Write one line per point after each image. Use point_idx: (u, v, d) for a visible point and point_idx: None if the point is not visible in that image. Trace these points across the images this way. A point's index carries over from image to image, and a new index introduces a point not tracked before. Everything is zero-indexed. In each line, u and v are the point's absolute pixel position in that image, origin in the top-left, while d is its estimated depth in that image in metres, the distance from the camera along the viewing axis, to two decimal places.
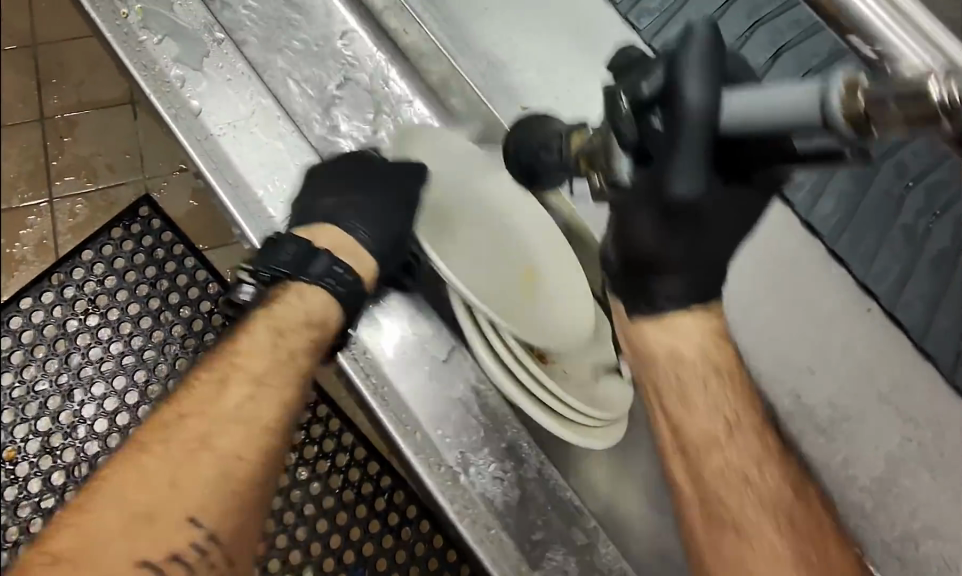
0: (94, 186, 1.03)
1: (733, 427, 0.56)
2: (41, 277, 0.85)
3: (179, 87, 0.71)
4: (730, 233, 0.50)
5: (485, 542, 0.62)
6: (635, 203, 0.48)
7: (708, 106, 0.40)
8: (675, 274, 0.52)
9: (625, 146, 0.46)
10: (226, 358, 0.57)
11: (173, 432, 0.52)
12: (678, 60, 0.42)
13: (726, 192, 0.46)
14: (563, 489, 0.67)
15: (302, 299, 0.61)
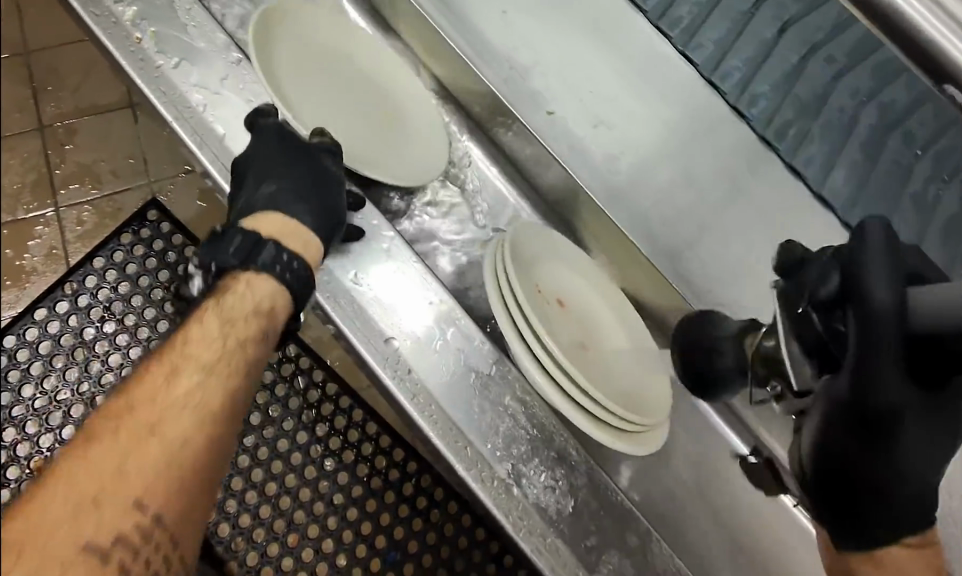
0: (99, 192, 1.05)
1: None
2: (54, 287, 0.78)
3: (201, 112, 0.65)
4: (943, 447, 0.41)
5: (542, 550, 0.60)
6: (830, 416, 0.40)
7: (901, 310, 0.35)
8: (892, 510, 0.42)
9: (810, 348, 0.40)
10: (170, 345, 0.47)
11: (119, 419, 0.41)
12: (861, 262, 0.37)
13: (934, 393, 0.39)
14: (614, 490, 0.65)
15: (251, 289, 0.53)
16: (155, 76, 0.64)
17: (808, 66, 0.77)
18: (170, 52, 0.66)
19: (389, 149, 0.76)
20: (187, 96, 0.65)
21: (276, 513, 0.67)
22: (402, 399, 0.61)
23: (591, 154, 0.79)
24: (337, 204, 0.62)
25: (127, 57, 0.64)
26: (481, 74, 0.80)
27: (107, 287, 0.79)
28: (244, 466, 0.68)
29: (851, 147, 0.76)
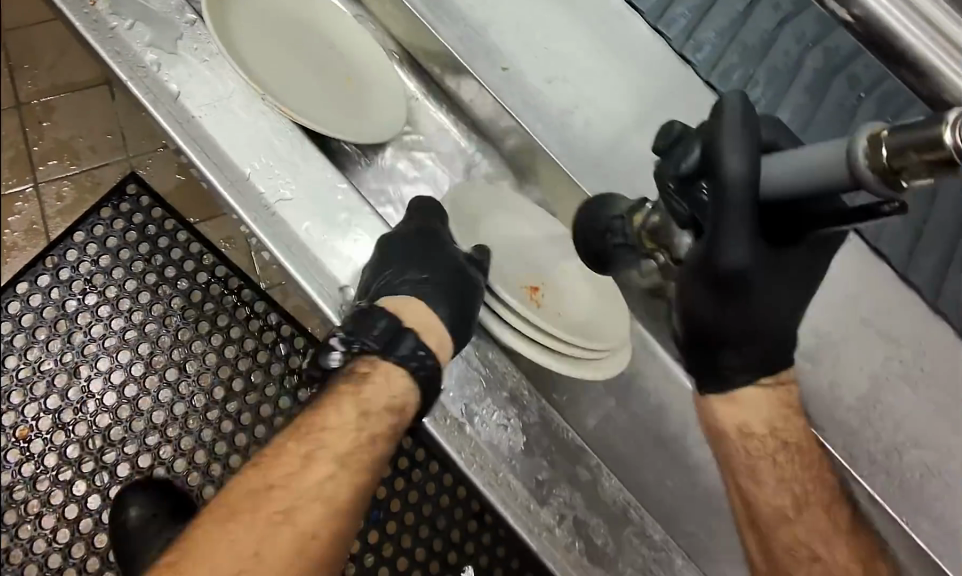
0: (77, 167, 1.10)
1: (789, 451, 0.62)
2: (36, 262, 1.03)
3: (157, 71, 0.66)
4: (787, 303, 0.57)
5: (494, 485, 0.63)
6: (692, 279, 0.55)
7: (746, 178, 0.48)
8: (736, 350, 0.58)
9: (683, 219, 0.55)
10: (315, 424, 0.59)
11: (261, 503, 0.56)
12: (718, 140, 0.50)
13: (774, 258, 0.53)
14: (563, 428, 0.68)
15: (388, 381, 0.61)
16: (110, 39, 0.66)
17: (755, 12, 0.79)
18: (125, 14, 0.67)
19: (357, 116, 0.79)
20: (144, 56, 0.66)
21: None
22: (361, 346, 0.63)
23: (545, 108, 0.81)
24: (470, 311, 0.67)
25: (85, 22, 0.65)
26: (440, 37, 0.82)
27: (87, 260, 1.04)
28: None
29: (796, 91, 0.78)
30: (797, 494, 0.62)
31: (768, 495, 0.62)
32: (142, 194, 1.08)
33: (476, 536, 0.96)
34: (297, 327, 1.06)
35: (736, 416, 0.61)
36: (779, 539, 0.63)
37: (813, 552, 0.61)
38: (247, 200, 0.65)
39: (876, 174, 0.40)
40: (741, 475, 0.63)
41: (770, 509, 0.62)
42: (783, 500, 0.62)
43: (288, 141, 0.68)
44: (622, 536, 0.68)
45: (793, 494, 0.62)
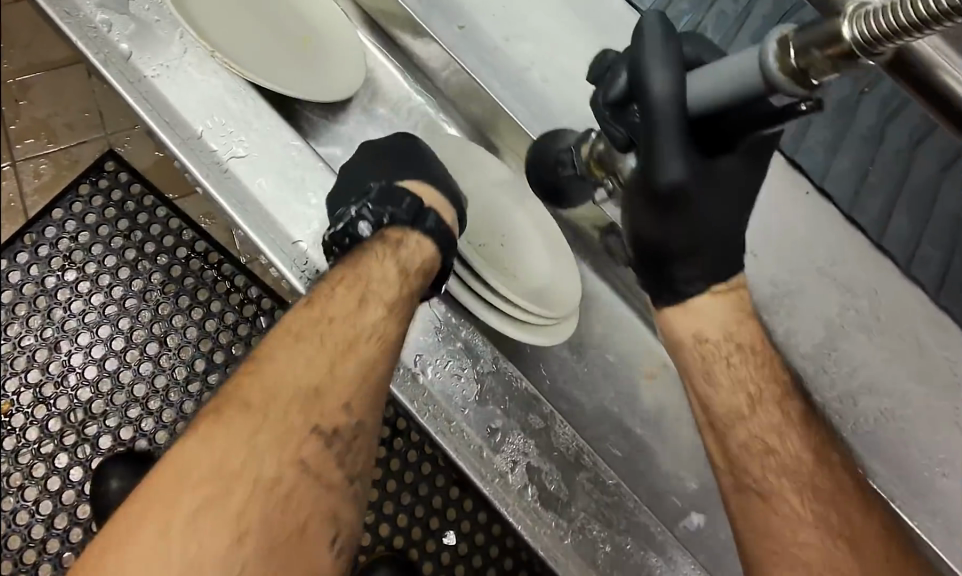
0: (54, 145, 1.14)
1: (754, 401, 0.64)
2: (15, 240, 1.03)
3: (108, 33, 0.68)
4: (723, 209, 0.60)
5: (447, 434, 0.68)
6: (635, 195, 0.59)
7: (672, 96, 0.51)
8: (686, 257, 0.63)
9: (619, 142, 0.58)
10: (357, 275, 0.66)
11: (325, 331, 0.62)
12: (641, 61, 0.52)
13: (709, 168, 0.57)
14: (517, 378, 0.72)
15: (420, 249, 0.69)
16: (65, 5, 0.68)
17: None
18: None
19: (311, 77, 0.80)
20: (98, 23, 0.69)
21: None
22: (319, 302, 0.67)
23: (503, 66, 0.82)
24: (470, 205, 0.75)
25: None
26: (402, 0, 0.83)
27: (65, 237, 1.04)
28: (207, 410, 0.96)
29: (742, 37, 0.79)
30: (751, 393, 0.64)
31: (722, 398, 0.65)
32: (120, 170, 1.07)
33: (456, 502, 0.99)
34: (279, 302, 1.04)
35: (692, 326, 0.65)
36: (734, 435, 0.64)
37: (766, 445, 0.63)
38: (200, 159, 0.68)
39: (788, 78, 0.43)
40: (697, 377, 0.66)
41: (726, 409, 0.64)
42: (737, 399, 0.64)
43: (242, 100, 0.70)
44: (575, 481, 0.72)
45: (747, 392, 0.64)
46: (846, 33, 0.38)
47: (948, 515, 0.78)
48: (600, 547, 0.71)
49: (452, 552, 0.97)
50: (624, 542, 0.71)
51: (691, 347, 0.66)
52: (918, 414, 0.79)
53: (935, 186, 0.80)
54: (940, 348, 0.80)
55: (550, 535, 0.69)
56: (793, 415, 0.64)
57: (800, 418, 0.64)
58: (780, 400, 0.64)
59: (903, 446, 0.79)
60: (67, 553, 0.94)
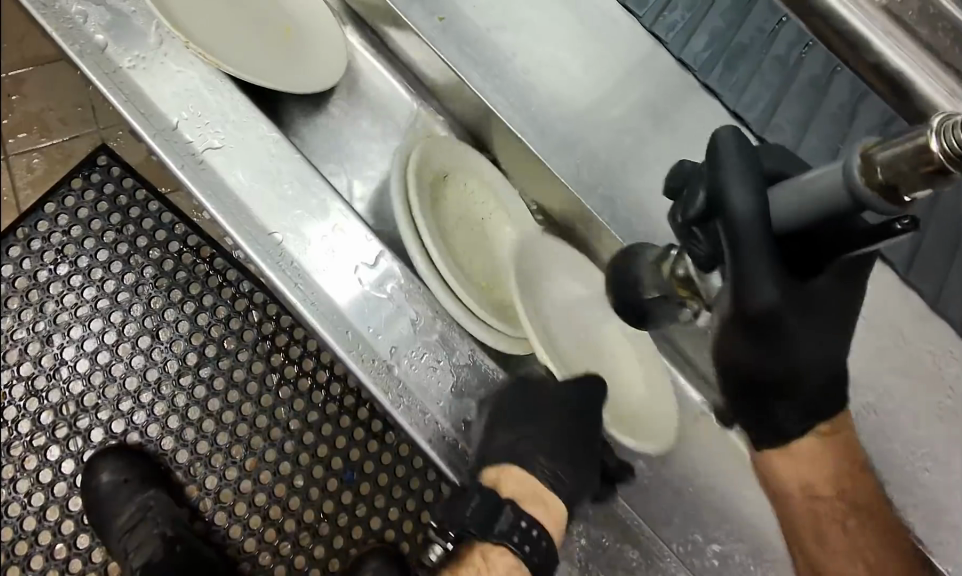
0: (48, 139, 1.14)
1: (873, 567, 0.61)
2: (7, 234, 1.02)
3: (82, 22, 0.70)
4: (822, 340, 0.54)
5: (422, 427, 0.69)
6: (721, 328, 0.53)
7: (755, 214, 0.46)
8: (784, 395, 0.55)
9: (704, 260, 0.54)
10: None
11: None
12: (721, 177, 0.49)
13: (804, 294, 0.51)
14: (494, 372, 0.73)
15: (489, 564, 0.67)
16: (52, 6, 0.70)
17: None
18: None
19: (301, 69, 0.82)
20: (84, 25, 0.70)
21: (233, 439, 0.97)
22: (287, 291, 0.68)
23: (488, 57, 0.82)
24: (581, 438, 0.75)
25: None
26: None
27: (58, 231, 1.03)
28: (198, 417, 0.98)
29: (712, 15, 0.80)
30: (869, 560, 0.61)
31: (838, 562, 0.62)
32: (112, 164, 1.07)
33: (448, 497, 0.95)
34: (270, 295, 1.05)
35: (801, 476, 0.61)
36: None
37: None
38: (172, 147, 0.70)
39: (874, 194, 0.38)
40: (806, 541, 0.64)
41: (836, 572, 0.62)
42: (854, 567, 0.61)
43: (220, 92, 0.72)
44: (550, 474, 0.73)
45: (865, 559, 0.61)
46: (935, 148, 0.34)
47: (929, 507, 0.78)
48: (576, 540, 0.74)
49: None
50: (599, 536, 0.75)
51: (800, 500, 0.62)
52: (899, 408, 0.79)
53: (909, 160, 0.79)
54: (923, 342, 0.80)
55: None
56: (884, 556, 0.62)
57: (907, 573, 0.62)
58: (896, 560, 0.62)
59: (886, 441, 0.79)
60: (59, 544, 0.94)
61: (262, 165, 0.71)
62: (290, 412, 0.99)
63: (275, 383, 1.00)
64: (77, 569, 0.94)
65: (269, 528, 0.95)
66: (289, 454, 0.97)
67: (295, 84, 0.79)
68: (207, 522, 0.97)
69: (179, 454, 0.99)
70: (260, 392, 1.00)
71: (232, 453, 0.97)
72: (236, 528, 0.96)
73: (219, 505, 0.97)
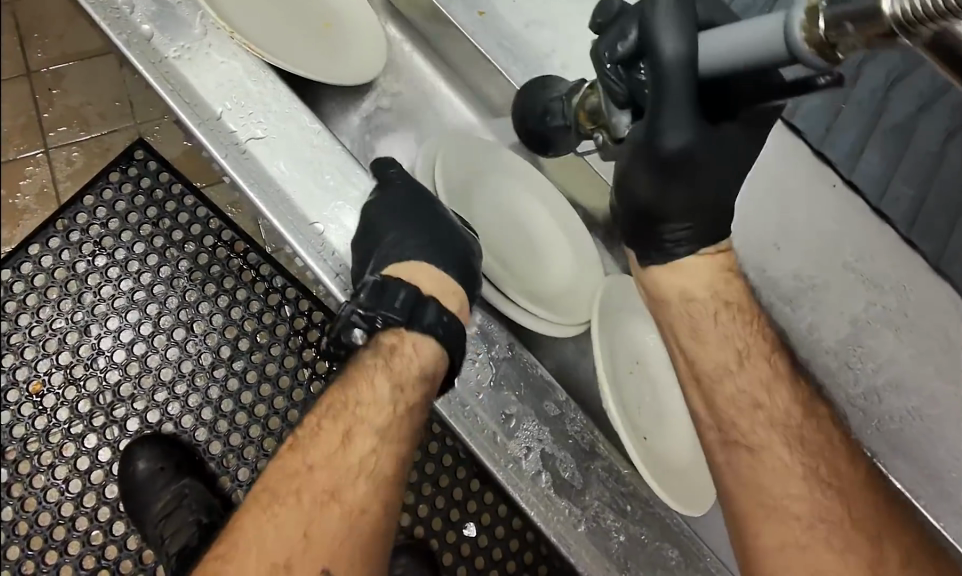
0: (87, 133, 1.16)
1: (742, 357, 0.67)
2: (48, 224, 1.03)
3: (129, 13, 0.71)
4: (722, 176, 0.62)
5: (460, 419, 0.70)
6: (635, 158, 0.59)
7: (681, 58, 0.52)
8: (678, 225, 0.65)
9: (620, 99, 0.59)
10: (347, 407, 0.64)
11: (305, 483, 0.61)
12: (652, 24, 0.53)
13: (712, 133, 0.58)
14: (534, 366, 0.73)
15: (417, 350, 0.67)
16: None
17: None
18: None
19: (342, 65, 0.82)
20: (130, 13, 0.71)
21: (267, 433, 0.98)
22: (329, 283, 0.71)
23: (522, 50, 0.85)
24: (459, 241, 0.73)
25: None
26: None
27: (96, 223, 1.04)
28: (231, 410, 0.99)
29: None
30: (739, 348, 0.67)
31: (710, 353, 0.67)
32: (149, 159, 1.07)
33: (477, 494, 0.92)
34: (302, 289, 1.05)
35: (678, 284, 0.69)
36: (723, 388, 0.66)
37: (754, 398, 0.65)
38: (218, 138, 0.70)
39: (811, 49, 0.43)
40: (685, 340, 0.69)
41: (714, 364, 0.67)
42: (725, 355, 0.67)
43: (263, 83, 0.72)
44: (590, 471, 0.72)
45: (735, 350, 0.67)
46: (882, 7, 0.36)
47: None
48: (614, 537, 0.71)
49: (473, 543, 0.90)
50: (639, 533, 0.72)
51: (680, 308, 0.69)
52: (946, 414, 0.77)
53: (911, 122, 0.80)
54: None
55: (563, 522, 0.69)
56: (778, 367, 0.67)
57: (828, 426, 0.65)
58: (768, 354, 0.67)
59: (931, 448, 0.77)
60: (95, 531, 0.94)
61: (303, 154, 0.72)
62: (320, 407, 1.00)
63: (306, 378, 1.01)
64: (113, 555, 0.94)
65: None
66: None
67: (346, 79, 0.81)
68: None
69: (213, 444, 0.98)
70: (292, 387, 1.00)
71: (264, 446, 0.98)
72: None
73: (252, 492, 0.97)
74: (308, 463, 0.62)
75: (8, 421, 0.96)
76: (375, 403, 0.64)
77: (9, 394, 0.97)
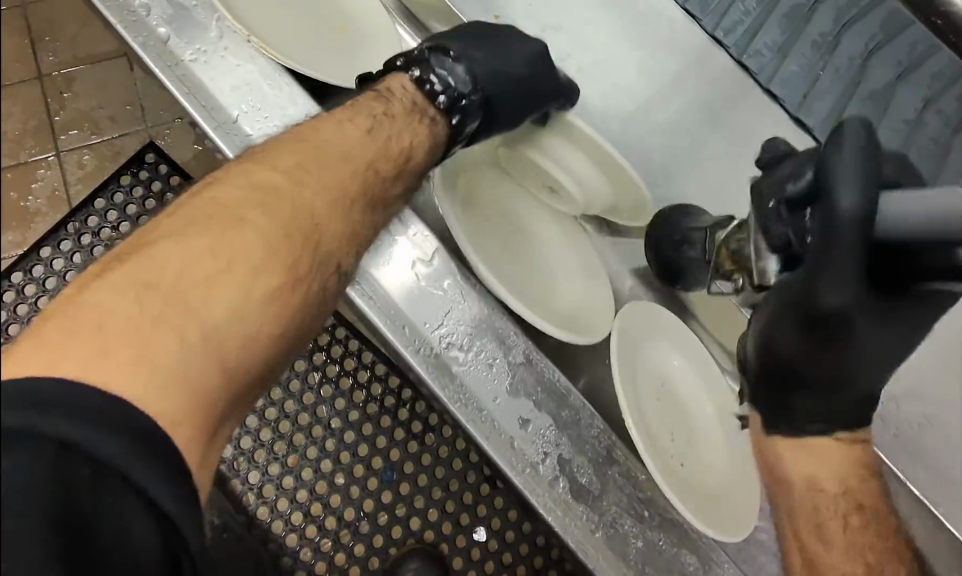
0: (98, 137, 1.16)
1: (873, 570, 0.57)
2: (58, 227, 0.96)
3: (145, 15, 0.71)
4: (888, 346, 0.56)
5: (478, 424, 0.69)
6: (784, 313, 0.55)
7: (861, 216, 0.47)
8: (818, 393, 0.58)
9: (778, 243, 0.55)
10: (312, 144, 0.61)
11: (270, 195, 0.55)
12: (829, 174, 0.49)
13: (876, 305, 0.52)
14: (552, 373, 0.74)
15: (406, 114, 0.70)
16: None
17: None
18: None
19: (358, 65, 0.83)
20: (147, 16, 0.72)
21: (281, 438, 0.88)
22: (358, 298, 0.69)
23: None
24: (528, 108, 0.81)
25: None
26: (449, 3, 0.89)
27: (107, 227, 0.98)
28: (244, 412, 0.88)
29: None
30: (870, 562, 0.57)
31: (835, 557, 0.57)
32: (161, 162, 1.03)
33: (487, 499, 0.90)
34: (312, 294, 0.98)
35: (806, 466, 0.59)
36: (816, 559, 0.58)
37: None
38: (233, 141, 0.71)
39: None
40: (804, 525, 0.59)
41: (835, 572, 0.57)
42: (854, 567, 0.57)
43: (279, 88, 0.73)
44: (606, 475, 0.73)
45: (866, 562, 0.57)
46: None
47: None
48: (632, 543, 0.71)
49: (483, 548, 0.88)
50: (657, 538, 0.72)
51: (803, 496, 0.59)
52: None
53: (888, 90, 0.85)
54: None
55: (582, 527, 0.69)
56: (871, 528, 0.58)
57: None
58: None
59: (948, 454, 0.77)
60: None
61: None
62: (331, 411, 0.90)
63: (336, 383, 0.91)
64: None
65: (311, 523, 0.85)
66: (332, 453, 0.88)
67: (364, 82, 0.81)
68: (251, 516, 0.84)
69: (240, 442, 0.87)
70: (303, 390, 0.90)
71: (287, 461, 0.87)
72: (290, 537, 0.85)
73: (276, 513, 0.85)
74: (282, 166, 0.57)
75: None
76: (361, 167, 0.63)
77: None
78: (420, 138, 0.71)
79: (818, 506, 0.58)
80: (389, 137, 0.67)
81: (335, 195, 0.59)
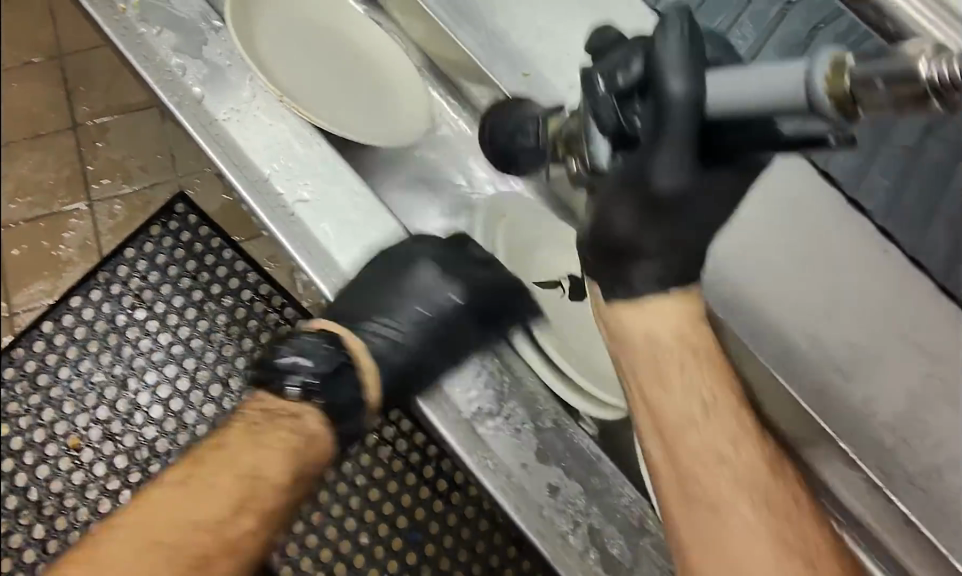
0: (130, 186, 1.15)
1: (708, 409, 0.65)
2: (88, 276, 0.96)
3: (180, 75, 0.74)
4: (711, 213, 0.58)
5: (506, 490, 0.69)
6: (624, 193, 0.56)
7: (690, 98, 0.49)
8: (649, 262, 0.61)
9: (609, 128, 0.56)
10: (203, 458, 0.69)
11: (158, 521, 0.65)
12: (660, 62, 0.50)
13: (704, 177, 0.54)
14: (580, 437, 0.75)
15: (298, 421, 0.72)
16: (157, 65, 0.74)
17: None
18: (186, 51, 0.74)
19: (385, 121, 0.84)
20: (183, 79, 0.73)
21: None
22: None
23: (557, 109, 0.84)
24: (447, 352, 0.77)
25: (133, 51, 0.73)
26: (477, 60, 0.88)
27: (137, 276, 0.96)
28: None
29: None
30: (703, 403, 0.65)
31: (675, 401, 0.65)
32: (191, 212, 0.98)
33: (514, 562, 0.87)
34: None
35: (648, 323, 0.65)
36: (685, 438, 0.64)
37: (718, 453, 0.64)
38: (265, 200, 0.71)
39: (831, 101, 0.41)
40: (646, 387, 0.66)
41: (675, 414, 0.65)
42: (689, 405, 0.65)
43: (310, 145, 0.73)
44: (637, 546, 0.71)
45: (701, 400, 0.65)
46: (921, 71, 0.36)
47: None
48: None
49: None
50: None
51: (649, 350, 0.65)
52: None
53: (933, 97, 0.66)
54: None
55: None
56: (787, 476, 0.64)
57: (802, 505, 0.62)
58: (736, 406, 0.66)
59: None
60: None
61: (349, 219, 0.73)
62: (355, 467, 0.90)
63: None
64: None
65: None
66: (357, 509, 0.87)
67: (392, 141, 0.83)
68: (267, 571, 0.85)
69: None
70: None
71: (308, 517, 0.87)
72: None
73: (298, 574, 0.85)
74: (181, 489, 0.67)
75: (45, 476, 0.90)
76: (264, 449, 0.69)
77: (47, 447, 0.91)
78: (280, 444, 0.69)
79: (657, 341, 0.65)
80: (273, 415, 0.71)
81: (240, 500, 0.67)
